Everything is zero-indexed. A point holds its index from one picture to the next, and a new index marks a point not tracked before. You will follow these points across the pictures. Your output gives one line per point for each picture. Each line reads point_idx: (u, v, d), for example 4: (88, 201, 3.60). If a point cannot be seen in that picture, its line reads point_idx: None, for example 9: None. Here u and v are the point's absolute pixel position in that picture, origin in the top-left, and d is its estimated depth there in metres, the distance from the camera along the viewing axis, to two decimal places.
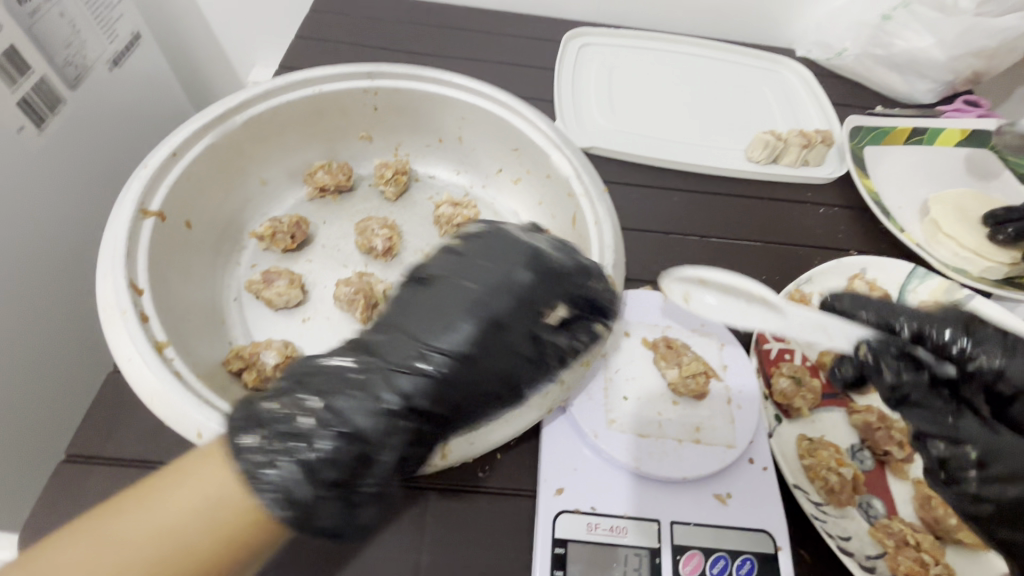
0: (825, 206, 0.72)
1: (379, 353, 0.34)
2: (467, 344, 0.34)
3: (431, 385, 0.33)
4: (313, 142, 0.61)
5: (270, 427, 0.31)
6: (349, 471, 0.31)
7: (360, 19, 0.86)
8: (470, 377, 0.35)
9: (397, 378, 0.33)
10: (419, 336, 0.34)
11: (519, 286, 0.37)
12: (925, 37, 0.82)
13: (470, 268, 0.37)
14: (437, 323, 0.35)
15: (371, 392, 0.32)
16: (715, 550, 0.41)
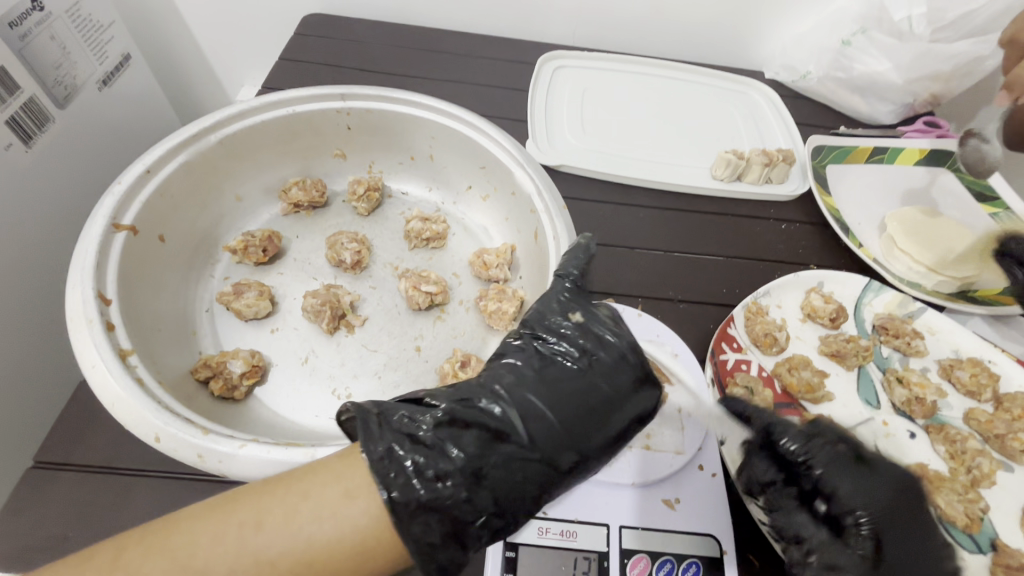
0: (786, 222, 0.75)
1: (528, 421, 0.36)
2: (597, 419, 0.38)
3: (565, 466, 0.36)
4: (288, 160, 0.63)
5: (428, 502, 0.32)
6: (487, 544, 0.34)
7: (344, 42, 0.89)
8: (596, 455, 0.38)
9: (537, 459, 0.36)
10: (566, 415, 0.37)
11: (653, 387, 0.40)
12: (883, 62, 0.86)
13: (616, 364, 0.40)
14: (569, 393, 0.38)
15: (521, 470, 0.35)
16: (662, 554, 0.42)
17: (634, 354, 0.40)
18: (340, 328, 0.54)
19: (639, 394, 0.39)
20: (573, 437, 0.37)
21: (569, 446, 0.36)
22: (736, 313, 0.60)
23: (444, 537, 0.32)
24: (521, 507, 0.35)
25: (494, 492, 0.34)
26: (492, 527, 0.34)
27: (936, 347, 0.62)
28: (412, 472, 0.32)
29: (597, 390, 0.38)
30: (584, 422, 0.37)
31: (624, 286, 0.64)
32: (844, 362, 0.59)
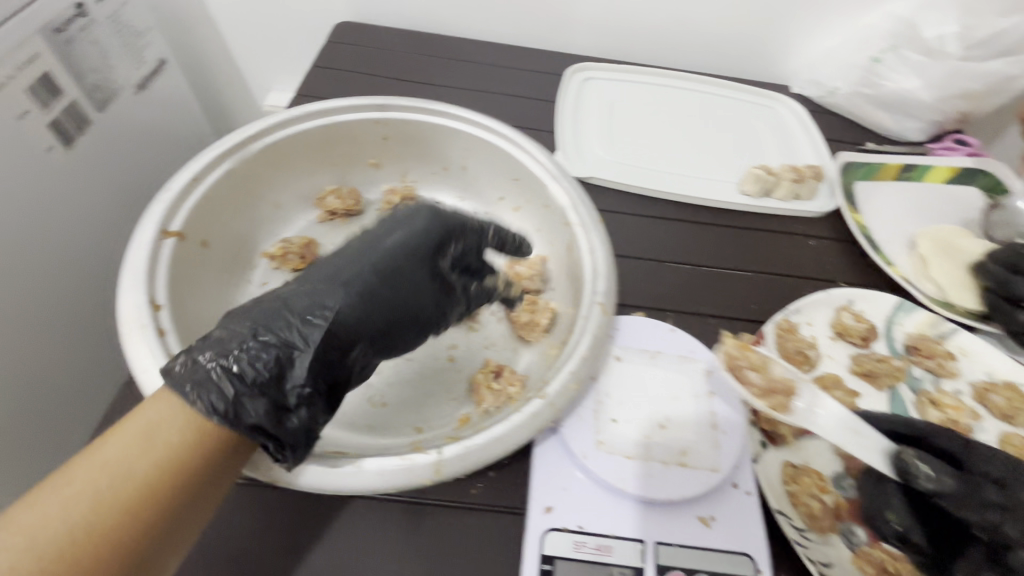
0: (815, 238, 0.74)
1: (320, 296, 0.42)
2: (382, 282, 0.45)
3: (360, 314, 0.43)
4: (325, 169, 0.64)
5: (222, 354, 0.37)
6: (274, 387, 0.38)
7: (376, 51, 0.91)
8: (379, 316, 0.44)
9: (309, 318, 0.41)
10: (337, 285, 0.43)
11: (383, 251, 0.47)
12: (914, 79, 0.85)
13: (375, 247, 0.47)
14: (346, 270, 0.45)
15: (283, 320, 0.40)
16: (697, 572, 0.43)
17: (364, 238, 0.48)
18: None
19: (378, 254, 0.46)
20: (367, 305, 0.44)
21: (336, 298, 0.42)
22: (767, 330, 0.60)
23: (249, 385, 0.37)
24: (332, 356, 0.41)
25: (299, 339, 0.40)
26: (274, 371, 0.38)
27: (970, 369, 0.61)
28: (217, 336, 0.38)
29: (366, 266, 0.45)
30: (343, 288, 0.43)
31: (653, 300, 0.65)
32: (875, 382, 0.59)
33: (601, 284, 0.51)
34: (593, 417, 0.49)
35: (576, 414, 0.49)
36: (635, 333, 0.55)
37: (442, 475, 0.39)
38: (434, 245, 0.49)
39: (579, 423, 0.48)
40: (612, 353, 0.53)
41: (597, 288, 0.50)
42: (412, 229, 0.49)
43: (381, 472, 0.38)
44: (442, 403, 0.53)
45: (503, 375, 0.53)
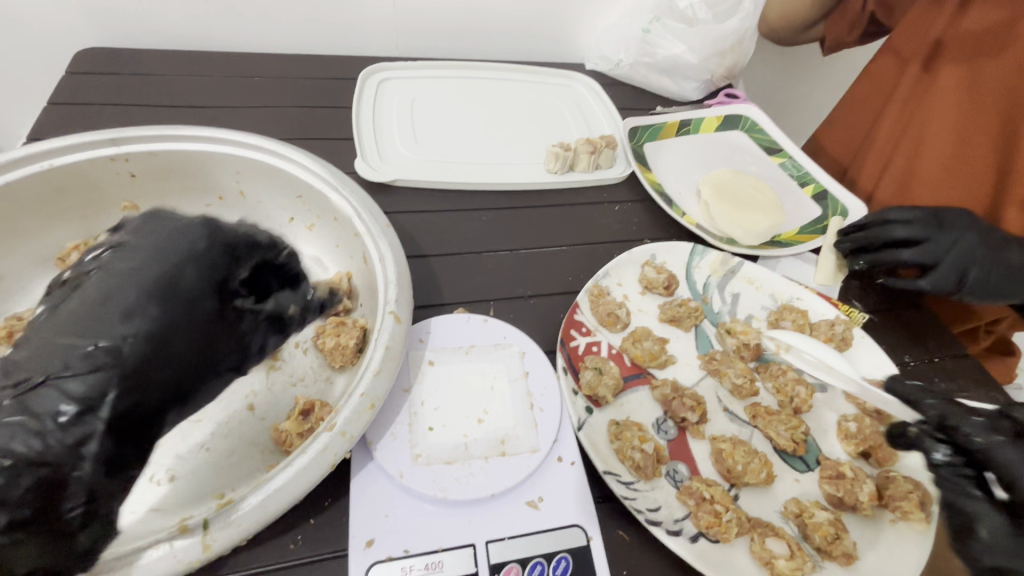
0: (619, 203, 0.79)
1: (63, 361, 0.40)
2: (167, 310, 0.45)
3: (108, 374, 0.41)
4: (62, 222, 0.54)
5: None
6: (40, 499, 0.37)
7: (131, 77, 0.79)
8: (161, 355, 0.44)
9: (65, 386, 0.40)
10: (109, 316, 0.43)
11: (148, 277, 0.46)
12: (681, 44, 0.94)
13: (128, 254, 0.47)
14: (98, 315, 0.43)
15: (19, 421, 0.38)
16: (532, 558, 0.42)
17: (113, 263, 0.46)
18: None
19: (152, 281, 0.45)
20: (164, 338, 0.44)
21: (149, 338, 0.43)
22: (580, 299, 0.62)
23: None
24: (69, 437, 0.39)
25: (83, 420, 0.39)
26: (35, 477, 0.37)
27: (758, 296, 0.69)
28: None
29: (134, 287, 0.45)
30: (91, 317, 0.43)
31: (472, 292, 0.64)
32: (681, 326, 0.64)
33: (393, 291, 0.49)
34: (408, 431, 0.47)
35: (390, 433, 0.46)
36: (444, 331, 0.54)
37: (212, 549, 0.35)
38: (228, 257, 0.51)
39: (394, 441, 0.46)
40: (426, 358, 0.52)
41: (389, 296, 0.48)
42: (149, 238, 0.49)
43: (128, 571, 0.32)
44: (246, 459, 0.46)
45: (313, 413, 0.48)
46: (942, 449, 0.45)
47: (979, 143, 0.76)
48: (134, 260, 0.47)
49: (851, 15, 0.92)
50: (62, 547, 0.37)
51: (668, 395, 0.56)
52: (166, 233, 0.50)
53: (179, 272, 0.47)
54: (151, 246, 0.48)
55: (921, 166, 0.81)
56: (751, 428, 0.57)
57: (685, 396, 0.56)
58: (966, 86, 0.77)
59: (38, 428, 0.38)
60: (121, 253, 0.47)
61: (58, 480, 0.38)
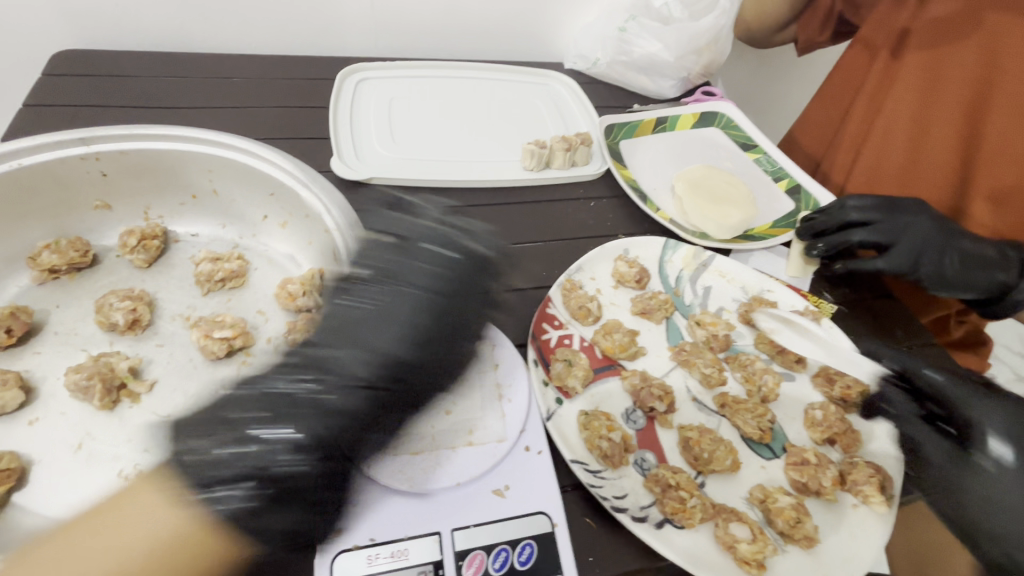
0: (595, 199, 0.80)
1: (322, 369, 0.41)
2: (416, 345, 0.45)
3: (396, 388, 0.43)
4: (32, 221, 0.55)
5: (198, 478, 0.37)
6: (314, 493, 0.39)
7: (109, 78, 0.79)
8: (425, 373, 0.44)
9: (328, 401, 0.40)
10: (374, 346, 0.43)
11: (412, 297, 0.46)
12: (656, 43, 0.95)
13: (412, 271, 0.48)
14: (382, 326, 0.45)
15: (321, 435, 0.40)
16: (497, 544, 0.43)
17: (398, 294, 0.46)
18: (121, 399, 0.47)
19: (429, 295, 0.47)
20: (429, 364, 0.45)
21: (393, 367, 0.43)
22: (552, 294, 0.63)
23: (309, 495, 0.39)
24: (349, 451, 0.41)
25: (301, 475, 0.39)
26: (296, 505, 0.38)
27: (730, 289, 0.70)
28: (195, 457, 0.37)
29: (412, 294, 0.46)
30: (384, 338, 0.44)
31: None
32: (652, 318, 0.65)
33: (360, 286, 0.49)
34: None
35: None
36: None
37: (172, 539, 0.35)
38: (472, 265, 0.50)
39: None
40: None
41: (356, 290, 0.49)
42: (403, 266, 0.48)
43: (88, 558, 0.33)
44: None
45: None
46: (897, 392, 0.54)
47: (940, 132, 0.78)
48: (417, 281, 0.47)
49: (821, 12, 0.94)
50: (309, 518, 0.39)
51: (637, 385, 0.57)
52: (417, 254, 0.49)
53: (419, 301, 0.46)
54: (408, 264, 0.48)
55: (888, 152, 0.83)
56: (719, 418, 0.58)
57: (654, 386, 0.57)
58: (932, 73, 0.79)
59: (332, 421, 0.40)
60: (383, 268, 0.48)
61: (304, 493, 0.39)
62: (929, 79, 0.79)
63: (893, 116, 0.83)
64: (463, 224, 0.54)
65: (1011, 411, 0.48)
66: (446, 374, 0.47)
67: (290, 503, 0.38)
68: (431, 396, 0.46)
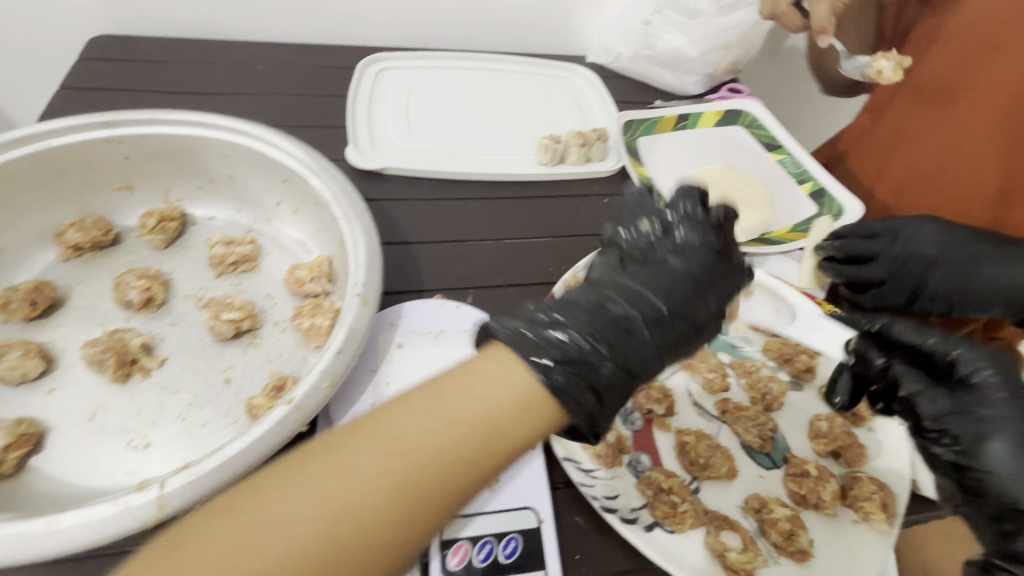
0: (609, 196, 0.79)
1: (642, 290, 0.41)
2: (663, 294, 0.41)
3: (663, 330, 0.40)
4: (59, 199, 0.57)
5: (544, 350, 0.35)
6: (617, 389, 0.37)
7: (141, 63, 0.82)
8: (670, 317, 0.41)
9: (644, 308, 0.40)
10: (643, 293, 0.41)
11: (683, 251, 0.44)
12: (681, 37, 0.93)
13: (675, 237, 0.46)
14: (654, 286, 0.42)
15: (618, 337, 0.38)
16: (482, 536, 0.43)
17: (680, 253, 0.44)
18: (133, 374, 0.50)
19: (684, 269, 0.43)
20: (673, 314, 0.41)
21: (651, 313, 0.40)
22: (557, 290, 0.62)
23: (619, 384, 0.37)
24: (631, 376, 0.39)
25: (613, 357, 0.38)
26: (587, 393, 0.35)
27: None
28: (510, 350, 0.35)
29: (669, 264, 0.44)
30: (653, 292, 0.41)
31: (452, 280, 0.65)
32: None
33: (362, 275, 0.50)
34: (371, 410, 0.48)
35: (353, 411, 0.48)
36: (417, 316, 0.55)
37: (167, 509, 0.36)
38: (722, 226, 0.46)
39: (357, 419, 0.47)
40: (396, 341, 0.53)
41: (357, 279, 0.49)
42: (663, 231, 0.46)
43: (87, 525, 0.35)
44: (219, 429, 0.48)
45: (285, 388, 0.49)
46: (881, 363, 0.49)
47: (971, 148, 0.75)
48: (676, 246, 0.45)
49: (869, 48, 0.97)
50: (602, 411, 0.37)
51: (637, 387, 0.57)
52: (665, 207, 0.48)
53: (690, 257, 0.44)
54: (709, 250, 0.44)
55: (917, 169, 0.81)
56: (720, 423, 0.57)
57: (653, 388, 0.56)
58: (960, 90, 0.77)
59: (650, 322, 0.40)
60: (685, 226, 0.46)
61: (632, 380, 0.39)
62: (953, 105, 0.78)
63: (924, 133, 0.81)
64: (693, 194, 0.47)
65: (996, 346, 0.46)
66: (687, 344, 0.42)
67: (574, 390, 0.35)
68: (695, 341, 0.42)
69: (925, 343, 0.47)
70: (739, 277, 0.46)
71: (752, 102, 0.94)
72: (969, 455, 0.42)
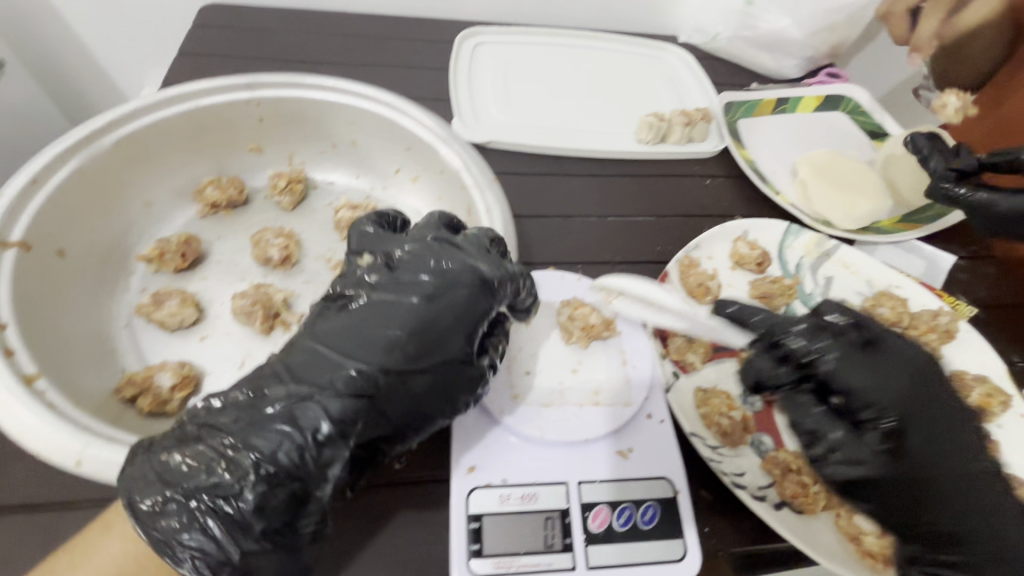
0: (710, 177, 0.77)
1: (347, 355, 0.39)
2: (387, 359, 0.39)
3: (363, 401, 0.38)
4: (199, 158, 0.59)
5: (180, 485, 0.34)
6: (285, 514, 0.35)
7: (251, 32, 0.84)
8: (391, 388, 0.39)
9: (304, 413, 0.36)
10: (336, 372, 0.38)
11: (401, 307, 0.40)
12: (786, 18, 0.90)
13: (406, 272, 0.41)
14: (359, 340, 0.39)
15: (274, 461, 0.35)
16: (621, 502, 0.44)
17: (388, 303, 0.40)
18: (276, 327, 0.52)
19: (404, 327, 0.40)
20: (371, 404, 0.38)
21: (348, 396, 0.37)
22: (670, 270, 0.62)
23: (292, 503, 0.35)
24: (320, 457, 0.36)
25: (303, 468, 0.35)
26: (283, 493, 0.35)
27: (854, 281, 0.67)
28: (159, 462, 0.35)
29: (381, 329, 0.39)
30: (365, 357, 0.39)
31: (562, 254, 0.66)
32: (772, 303, 0.64)
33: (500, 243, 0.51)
34: (507, 373, 0.50)
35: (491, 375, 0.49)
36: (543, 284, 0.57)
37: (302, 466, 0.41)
38: (441, 272, 0.41)
39: (494, 382, 0.49)
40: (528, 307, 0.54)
41: None
42: (449, 257, 0.42)
43: None
44: None
45: None
46: (775, 367, 0.49)
47: None
48: (415, 287, 0.41)
49: None
50: (289, 539, 0.35)
51: None
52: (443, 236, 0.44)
53: (438, 313, 0.40)
54: (415, 296, 0.40)
55: None
56: None
57: None
58: None
59: (297, 439, 0.35)
60: (394, 265, 0.42)
61: (302, 495, 0.35)
62: None
63: None
64: (437, 223, 0.46)
65: (889, 360, 0.48)
66: (426, 402, 0.41)
67: (267, 500, 0.34)
68: (425, 412, 0.41)
69: (811, 354, 0.48)
70: (498, 297, 0.43)
71: (854, 88, 0.90)
72: (840, 464, 0.46)
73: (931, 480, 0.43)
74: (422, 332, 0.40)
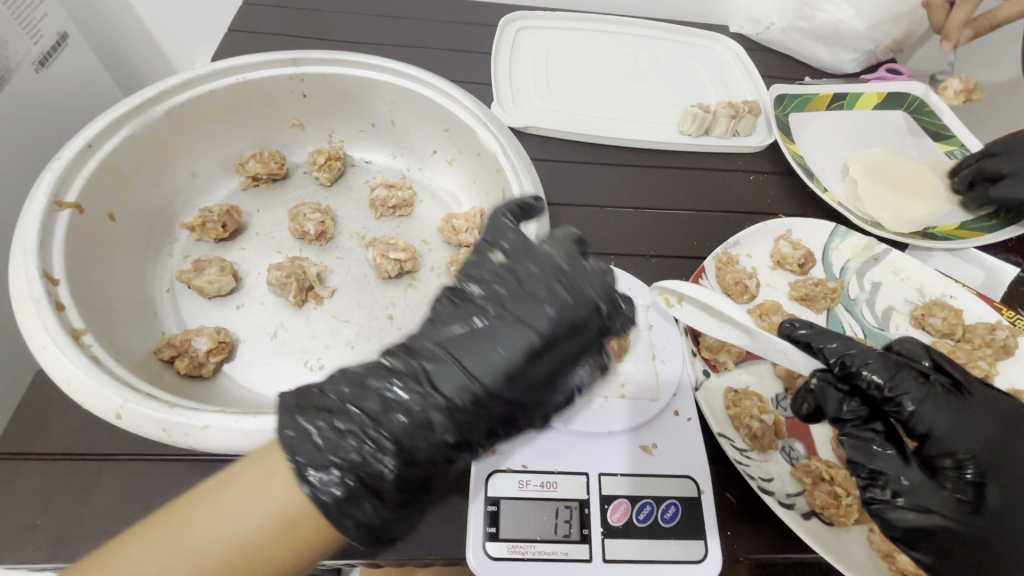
0: (755, 173, 0.75)
1: (467, 370, 0.34)
2: (506, 384, 0.35)
3: (479, 413, 0.35)
4: (243, 132, 0.61)
5: (313, 467, 0.32)
6: (411, 493, 0.35)
7: (297, 11, 0.85)
8: (510, 406, 0.36)
9: (431, 415, 0.34)
10: (455, 381, 0.34)
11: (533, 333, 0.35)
12: (846, 9, 0.85)
13: (530, 294, 0.36)
14: (479, 356, 0.35)
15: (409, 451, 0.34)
16: (641, 498, 0.44)
17: (508, 325, 0.35)
18: (308, 300, 0.53)
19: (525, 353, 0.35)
20: (490, 421, 0.36)
21: (466, 408, 0.35)
22: (707, 266, 0.60)
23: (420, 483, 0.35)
24: (449, 456, 0.35)
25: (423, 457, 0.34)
26: (418, 477, 0.35)
27: (904, 288, 0.63)
28: (294, 435, 0.32)
29: (504, 349, 0.35)
30: (483, 373, 0.34)
31: (595, 244, 0.64)
32: (813, 306, 0.61)
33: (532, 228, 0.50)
34: None
35: None
36: None
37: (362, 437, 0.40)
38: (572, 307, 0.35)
39: None
40: None
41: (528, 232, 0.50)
42: (579, 276, 0.36)
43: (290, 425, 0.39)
44: None
45: None
46: (847, 401, 0.43)
47: None
48: (536, 314, 0.35)
49: None
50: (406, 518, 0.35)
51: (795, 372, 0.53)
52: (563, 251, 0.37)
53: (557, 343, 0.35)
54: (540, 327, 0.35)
55: None
56: None
57: None
58: None
59: (432, 436, 0.34)
60: (520, 281, 0.36)
61: (428, 479, 0.35)
62: None
63: None
64: (568, 236, 0.39)
65: (976, 406, 0.43)
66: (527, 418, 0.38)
67: (392, 490, 0.33)
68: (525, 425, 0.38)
69: (894, 394, 0.42)
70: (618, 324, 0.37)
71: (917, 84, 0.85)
72: (907, 511, 0.39)
73: (1002, 531, 0.39)
74: (549, 359, 0.36)
